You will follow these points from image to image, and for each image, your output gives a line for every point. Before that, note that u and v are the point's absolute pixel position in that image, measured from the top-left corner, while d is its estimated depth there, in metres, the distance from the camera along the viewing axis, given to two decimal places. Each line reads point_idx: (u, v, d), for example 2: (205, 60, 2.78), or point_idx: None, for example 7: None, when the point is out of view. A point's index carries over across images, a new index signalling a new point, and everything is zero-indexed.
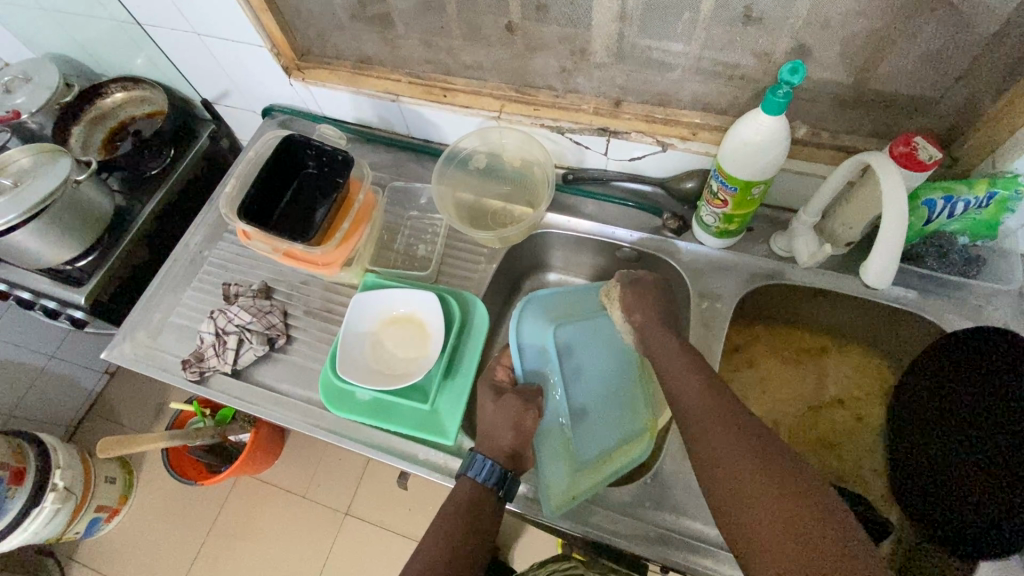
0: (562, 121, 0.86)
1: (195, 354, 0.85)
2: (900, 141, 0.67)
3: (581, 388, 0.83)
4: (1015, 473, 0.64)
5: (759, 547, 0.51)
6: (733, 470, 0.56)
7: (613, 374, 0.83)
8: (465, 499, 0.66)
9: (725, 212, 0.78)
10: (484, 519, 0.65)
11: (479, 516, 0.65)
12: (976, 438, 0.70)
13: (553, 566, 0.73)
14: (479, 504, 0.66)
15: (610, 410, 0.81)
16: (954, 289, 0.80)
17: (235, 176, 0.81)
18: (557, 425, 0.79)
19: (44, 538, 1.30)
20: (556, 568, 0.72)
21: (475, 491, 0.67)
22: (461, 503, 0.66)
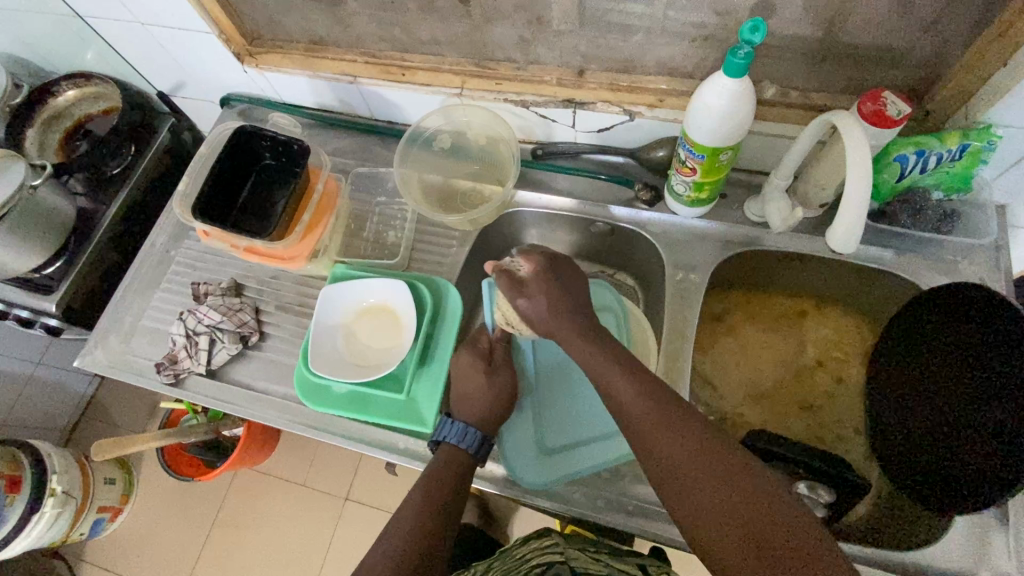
0: (526, 94, 0.83)
1: (168, 356, 0.84)
2: (869, 97, 0.65)
3: (555, 375, 0.83)
4: (994, 425, 0.64)
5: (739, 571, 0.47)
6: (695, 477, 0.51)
7: (580, 359, 0.84)
8: (437, 474, 0.65)
9: (694, 179, 0.76)
10: (453, 499, 0.64)
11: (451, 497, 0.64)
12: (952, 392, 0.69)
13: (535, 545, 0.71)
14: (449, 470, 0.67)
15: (581, 398, 0.81)
16: (929, 246, 0.79)
17: (187, 175, 0.81)
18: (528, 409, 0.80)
19: (48, 541, 1.32)
20: (537, 546, 0.70)
21: (448, 467, 0.67)
22: (431, 485, 0.64)
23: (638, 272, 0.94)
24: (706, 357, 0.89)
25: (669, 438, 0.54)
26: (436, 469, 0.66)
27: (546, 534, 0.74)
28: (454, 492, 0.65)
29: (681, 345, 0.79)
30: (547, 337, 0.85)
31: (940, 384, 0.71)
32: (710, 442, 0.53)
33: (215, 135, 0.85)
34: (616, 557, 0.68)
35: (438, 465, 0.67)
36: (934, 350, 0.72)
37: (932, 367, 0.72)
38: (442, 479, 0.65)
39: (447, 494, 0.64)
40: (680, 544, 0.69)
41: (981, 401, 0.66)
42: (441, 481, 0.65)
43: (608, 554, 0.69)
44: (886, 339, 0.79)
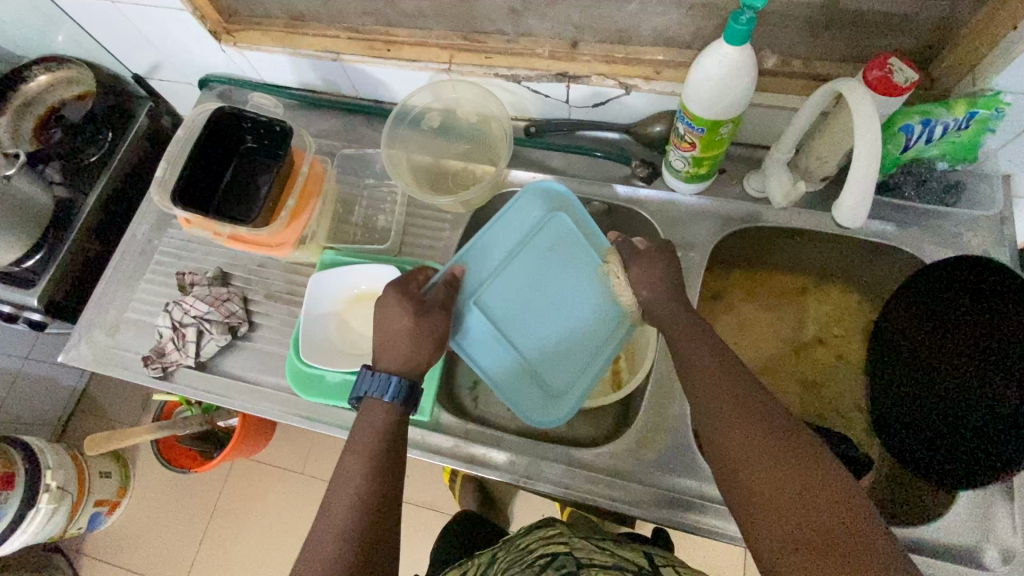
0: (517, 69, 0.79)
1: (155, 349, 0.82)
2: (874, 64, 0.62)
3: (524, 315, 0.76)
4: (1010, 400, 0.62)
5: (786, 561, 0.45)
6: (745, 450, 0.51)
7: (545, 286, 0.77)
8: (369, 437, 0.61)
9: (693, 154, 0.74)
10: (394, 463, 0.61)
11: (391, 462, 0.61)
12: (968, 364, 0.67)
13: (538, 534, 0.70)
14: (386, 438, 0.62)
15: (563, 329, 0.77)
16: (934, 218, 0.77)
17: (164, 160, 0.77)
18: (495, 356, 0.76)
19: (45, 537, 1.31)
20: (540, 536, 0.69)
21: (385, 426, 0.63)
22: (367, 451, 0.61)
23: None
24: None
25: (726, 409, 0.55)
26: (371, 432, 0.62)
27: (550, 523, 0.73)
28: (393, 454, 0.61)
29: None
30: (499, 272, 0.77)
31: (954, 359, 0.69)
32: (768, 417, 0.52)
33: (192, 118, 0.81)
34: (621, 544, 0.67)
35: (374, 423, 0.63)
36: (948, 323, 0.70)
37: (945, 342, 0.70)
38: (380, 442, 0.61)
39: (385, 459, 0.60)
40: (683, 526, 0.69)
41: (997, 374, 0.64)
42: (378, 444, 0.61)
43: (612, 542, 0.68)
44: (886, 311, 0.78)
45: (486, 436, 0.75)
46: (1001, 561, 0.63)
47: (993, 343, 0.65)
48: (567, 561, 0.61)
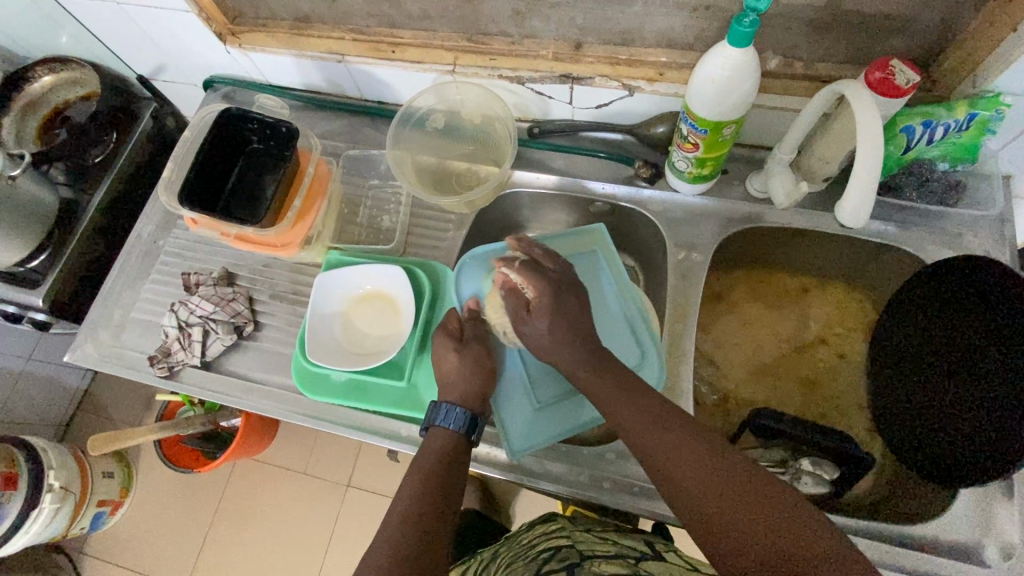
0: (522, 70, 0.80)
1: (161, 349, 0.82)
2: (876, 65, 0.63)
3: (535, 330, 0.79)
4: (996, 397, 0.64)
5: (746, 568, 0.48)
6: (710, 490, 0.52)
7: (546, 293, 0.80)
8: (436, 453, 0.65)
9: (696, 155, 0.74)
10: (454, 477, 0.63)
11: (446, 477, 0.63)
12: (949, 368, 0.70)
13: (541, 529, 0.71)
14: (454, 452, 0.66)
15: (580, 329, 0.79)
16: (934, 218, 0.78)
17: (171, 160, 0.77)
18: (545, 382, 0.76)
19: (48, 536, 1.31)
20: (544, 531, 0.70)
21: (442, 444, 0.66)
22: (424, 469, 0.63)
23: (637, 252, 0.92)
24: (707, 335, 0.89)
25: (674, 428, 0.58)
26: (426, 454, 0.65)
27: (552, 517, 0.74)
28: (448, 469, 0.63)
29: (683, 326, 0.78)
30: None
31: (941, 363, 0.71)
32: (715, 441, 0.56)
33: (199, 118, 0.81)
34: (622, 535, 0.68)
35: (433, 447, 0.66)
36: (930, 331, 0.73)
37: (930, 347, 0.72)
38: (435, 459, 0.64)
39: (440, 473, 0.63)
40: (687, 523, 0.69)
41: (977, 377, 0.67)
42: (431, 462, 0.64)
43: (615, 533, 0.68)
44: (883, 319, 0.80)
45: (490, 434, 0.76)
46: (1001, 558, 0.64)
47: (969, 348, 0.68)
48: (571, 553, 0.61)
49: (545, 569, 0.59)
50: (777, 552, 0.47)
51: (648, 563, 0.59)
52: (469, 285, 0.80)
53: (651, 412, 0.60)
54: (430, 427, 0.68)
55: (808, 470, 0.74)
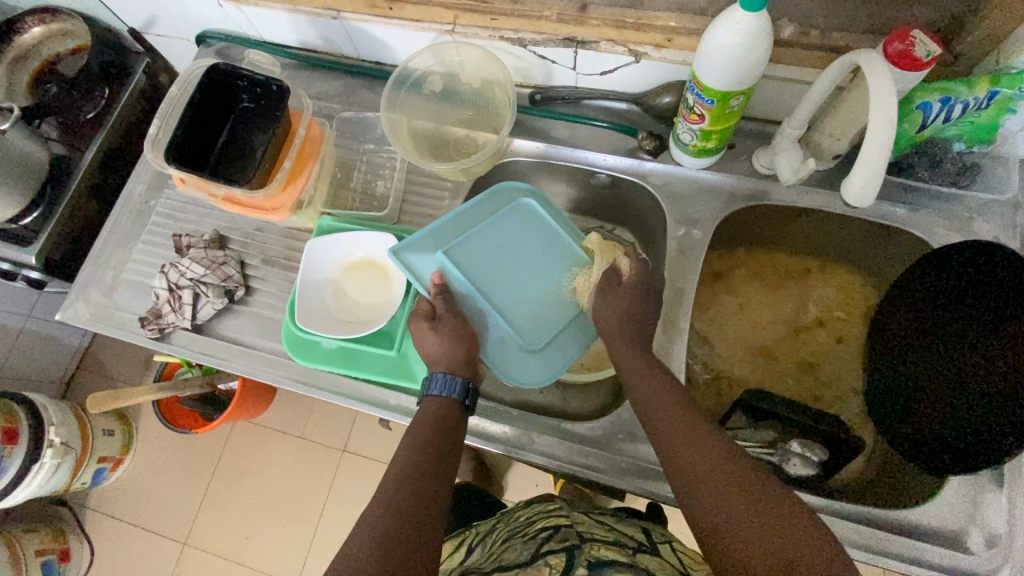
0: (524, 32, 0.76)
1: (152, 310, 0.81)
2: (896, 36, 0.59)
3: (508, 286, 0.74)
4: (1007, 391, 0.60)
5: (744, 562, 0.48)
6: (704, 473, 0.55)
7: (497, 244, 0.75)
8: (428, 420, 0.64)
9: (702, 128, 0.71)
10: (446, 446, 0.62)
11: (443, 459, 0.61)
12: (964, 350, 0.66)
13: (539, 508, 0.66)
14: (445, 421, 0.64)
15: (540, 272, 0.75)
16: (946, 200, 0.75)
17: (158, 116, 0.75)
18: (531, 328, 0.73)
19: (51, 489, 1.34)
20: (542, 509, 0.65)
21: (432, 417, 0.64)
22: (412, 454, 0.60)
23: (636, 227, 0.90)
24: (704, 314, 0.87)
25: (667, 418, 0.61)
26: (407, 446, 0.61)
27: (552, 498, 0.69)
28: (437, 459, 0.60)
29: (679, 304, 0.77)
30: (475, 274, 0.73)
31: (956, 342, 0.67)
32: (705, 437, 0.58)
33: (187, 73, 0.78)
34: (623, 523, 0.65)
35: (419, 423, 0.63)
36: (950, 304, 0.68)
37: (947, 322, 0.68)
38: (426, 434, 0.62)
39: (430, 465, 0.59)
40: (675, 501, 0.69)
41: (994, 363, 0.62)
42: (420, 443, 0.61)
43: (611, 518, 0.67)
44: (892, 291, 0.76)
45: (479, 406, 0.75)
46: (986, 546, 0.64)
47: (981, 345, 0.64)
48: (570, 534, 0.57)
49: (542, 547, 0.55)
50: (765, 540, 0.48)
51: (644, 555, 0.57)
52: (425, 264, 0.73)
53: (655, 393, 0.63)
54: (425, 397, 0.66)
55: (798, 451, 0.73)
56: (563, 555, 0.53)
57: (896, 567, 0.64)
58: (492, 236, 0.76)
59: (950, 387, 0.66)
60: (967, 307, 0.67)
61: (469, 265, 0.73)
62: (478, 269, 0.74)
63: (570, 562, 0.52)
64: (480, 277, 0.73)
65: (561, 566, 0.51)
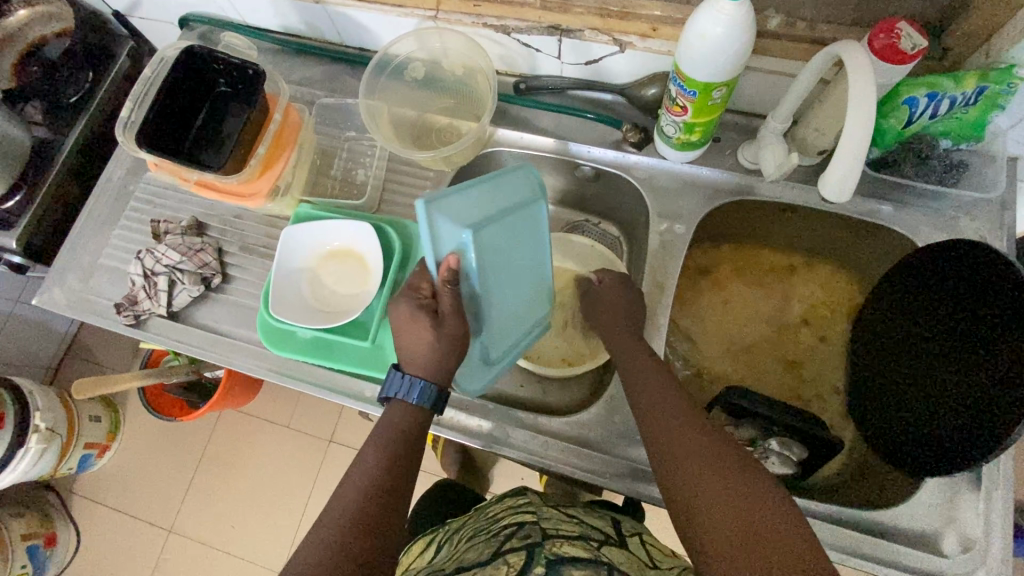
0: (508, 19, 0.75)
1: (128, 296, 0.80)
2: (882, 29, 0.58)
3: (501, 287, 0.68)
4: (987, 395, 0.58)
5: (705, 534, 0.48)
6: (678, 443, 0.55)
7: (511, 235, 0.66)
8: (395, 420, 0.61)
9: (685, 120, 0.70)
10: (414, 446, 0.60)
11: (410, 460, 0.60)
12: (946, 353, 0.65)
13: (509, 503, 0.65)
14: (415, 425, 0.62)
15: (528, 278, 0.71)
16: (932, 199, 0.74)
17: (132, 98, 0.73)
18: (497, 338, 0.71)
19: (36, 474, 1.34)
20: (510, 505, 0.64)
21: (401, 419, 0.62)
22: (378, 453, 0.59)
23: (621, 221, 0.89)
24: (687, 310, 0.86)
25: (655, 390, 0.61)
26: (375, 445, 0.59)
27: (523, 492, 0.69)
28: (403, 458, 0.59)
29: (660, 300, 0.76)
30: (485, 266, 0.64)
31: (941, 342, 0.66)
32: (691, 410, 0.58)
33: (163, 54, 0.76)
34: (589, 513, 0.64)
35: (385, 423, 0.61)
36: (936, 300, 0.67)
37: (931, 322, 0.67)
38: (393, 435, 0.60)
39: (395, 467, 0.58)
40: (650, 499, 0.69)
41: (975, 364, 0.61)
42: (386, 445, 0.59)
43: (580, 510, 0.65)
44: (874, 292, 0.76)
45: (455, 400, 0.75)
46: (960, 549, 0.64)
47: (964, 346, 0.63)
48: (533, 531, 0.55)
49: (504, 546, 0.54)
50: (731, 513, 0.48)
51: (610, 548, 0.55)
52: (448, 239, 0.61)
53: (652, 368, 0.64)
54: (394, 400, 0.63)
55: (776, 450, 0.72)
56: (523, 553, 0.52)
57: (869, 569, 0.64)
58: (511, 226, 0.66)
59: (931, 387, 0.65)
60: (955, 305, 0.65)
61: (484, 254, 0.63)
62: (490, 261, 0.64)
63: (529, 562, 0.50)
64: (488, 272, 0.64)
65: (519, 565, 0.50)
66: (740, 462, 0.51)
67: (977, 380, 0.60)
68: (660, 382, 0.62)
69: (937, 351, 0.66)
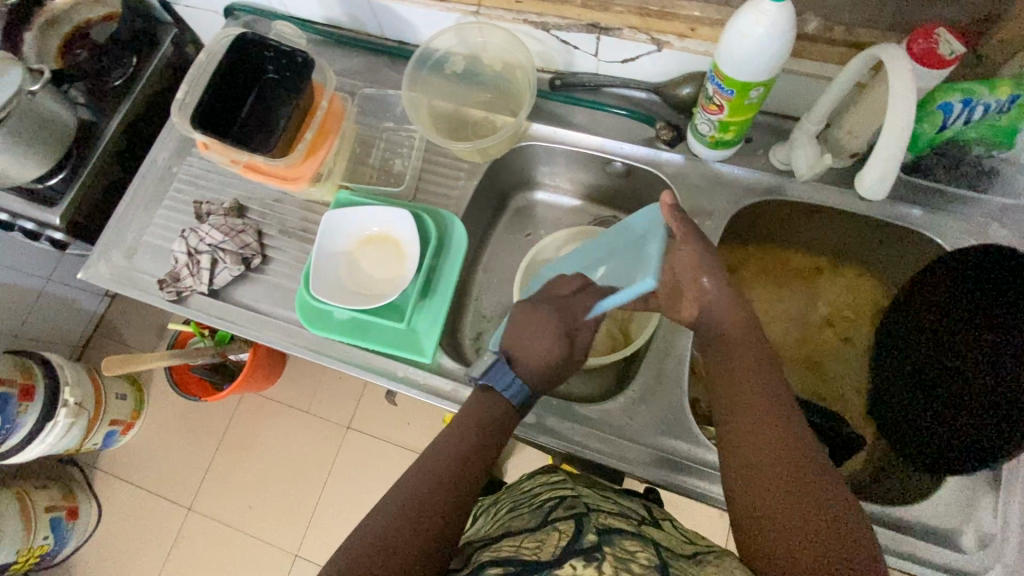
0: (548, 16, 0.77)
1: (171, 273, 0.83)
2: (921, 34, 0.59)
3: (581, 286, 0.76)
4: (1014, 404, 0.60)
5: (770, 531, 0.51)
6: (753, 441, 0.57)
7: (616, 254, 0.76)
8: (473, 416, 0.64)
9: (720, 118, 0.72)
10: (487, 442, 0.63)
11: (481, 454, 0.62)
12: (976, 356, 0.65)
13: (544, 479, 0.67)
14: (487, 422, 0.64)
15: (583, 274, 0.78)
16: (962, 204, 0.75)
17: (186, 82, 0.76)
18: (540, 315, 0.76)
19: (64, 448, 1.38)
20: (544, 481, 0.66)
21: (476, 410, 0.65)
22: (453, 447, 0.62)
23: None
24: None
25: (738, 383, 0.62)
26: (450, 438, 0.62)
27: (553, 470, 0.71)
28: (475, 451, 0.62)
29: None
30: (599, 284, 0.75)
31: (971, 344, 0.66)
32: (772, 407, 0.59)
33: (215, 41, 0.79)
34: (621, 495, 0.65)
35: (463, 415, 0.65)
36: (970, 303, 0.67)
37: (962, 324, 0.67)
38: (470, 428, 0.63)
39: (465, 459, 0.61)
40: (673, 487, 0.70)
41: (1005, 371, 0.62)
42: (460, 434, 0.62)
43: (613, 492, 0.66)
44: (908, 285, 0.75)
45: None
46: (979, 546, 0.65)
47: (995, 351, 0.63)
48: (577, 503, 0.57)
49: (551, 515, 0.55)
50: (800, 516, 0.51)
51: (649, 527, 0.56)
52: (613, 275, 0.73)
53: (735, 357, 0.64)
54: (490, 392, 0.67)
55: None
56: (571, 521, 0.52)
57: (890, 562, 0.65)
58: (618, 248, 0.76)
59: (955, 387, 0.66)
60: (992, 311, 0.65)
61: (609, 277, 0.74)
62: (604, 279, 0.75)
63: (579, 529, 0.51)
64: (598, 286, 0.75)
65: (570, 531, 0.51)
66: (814, 470, 0.53)
67: (1005, 387, 0.61)
68: (742, 375, 0.62)
69: (965, 352, 0.66)
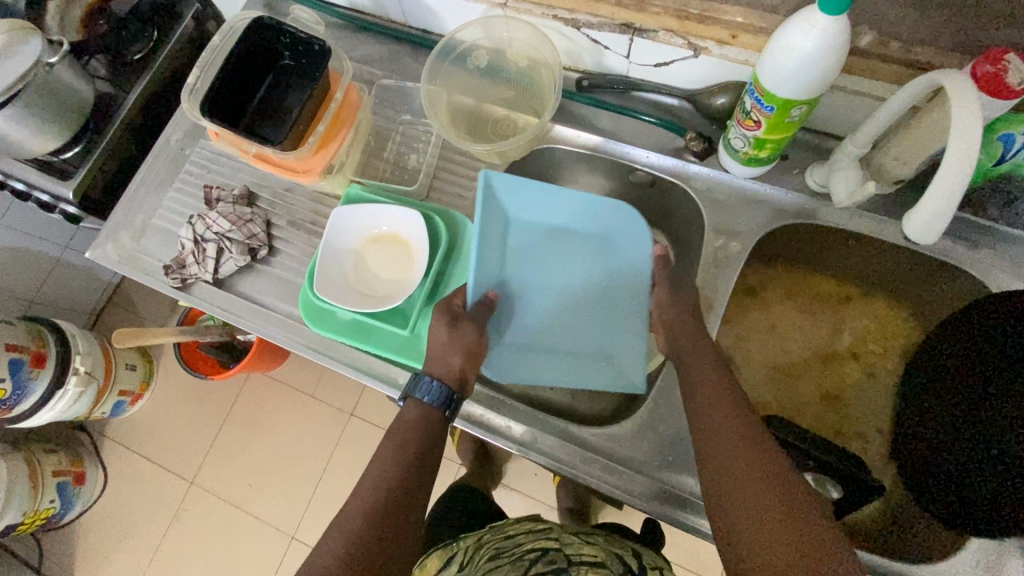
0: (580, 13, 0.72)
1: (177, 259, 0.82)
2: (988, 57, 0.54)
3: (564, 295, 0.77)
4: None
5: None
6: (738, 487, 0.53)
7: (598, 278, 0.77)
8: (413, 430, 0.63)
9: (756, 135, 0.67)
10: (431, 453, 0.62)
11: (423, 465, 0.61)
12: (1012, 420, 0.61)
13: (528, 527, 0.67)
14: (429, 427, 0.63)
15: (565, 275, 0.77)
16: (1011, 243, 0.69)
17: (198, 65, 0.74)
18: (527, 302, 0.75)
19: (72, 416, 1.40)
20: (530, 530, 0.66)
21: (416, 420, 0.64)
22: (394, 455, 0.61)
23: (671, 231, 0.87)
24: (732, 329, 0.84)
25: (720, 422, 0.58)
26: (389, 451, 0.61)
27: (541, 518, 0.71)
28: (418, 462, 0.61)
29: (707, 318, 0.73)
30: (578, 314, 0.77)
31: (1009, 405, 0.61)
32: (760, 450, 0.54)
33: (232, 23, 0.76)
34: (609, 543, 0.65)
35: (401, 429, 0.63)
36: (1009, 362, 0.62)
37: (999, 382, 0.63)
38: (415, 434, 0.62)
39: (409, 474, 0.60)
40: (676, 522, 0.67)
41: None
42: (405, 448, 0.61)
43: (602, 539, 0.66)
44: (941, 328, 0.70)
45: (486, 396, 0.74)
46: None
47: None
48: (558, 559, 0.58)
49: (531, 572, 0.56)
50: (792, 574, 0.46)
51: None
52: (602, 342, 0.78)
53: (723, 397, 0.60)
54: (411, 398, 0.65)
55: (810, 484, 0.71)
56: None
57: None
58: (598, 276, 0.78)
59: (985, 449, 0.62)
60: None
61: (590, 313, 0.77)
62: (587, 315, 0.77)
63: None
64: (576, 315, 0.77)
65: None
66: (805, 519, 0.48)
67: None
68: (728, 415, 0.58)
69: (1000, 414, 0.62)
